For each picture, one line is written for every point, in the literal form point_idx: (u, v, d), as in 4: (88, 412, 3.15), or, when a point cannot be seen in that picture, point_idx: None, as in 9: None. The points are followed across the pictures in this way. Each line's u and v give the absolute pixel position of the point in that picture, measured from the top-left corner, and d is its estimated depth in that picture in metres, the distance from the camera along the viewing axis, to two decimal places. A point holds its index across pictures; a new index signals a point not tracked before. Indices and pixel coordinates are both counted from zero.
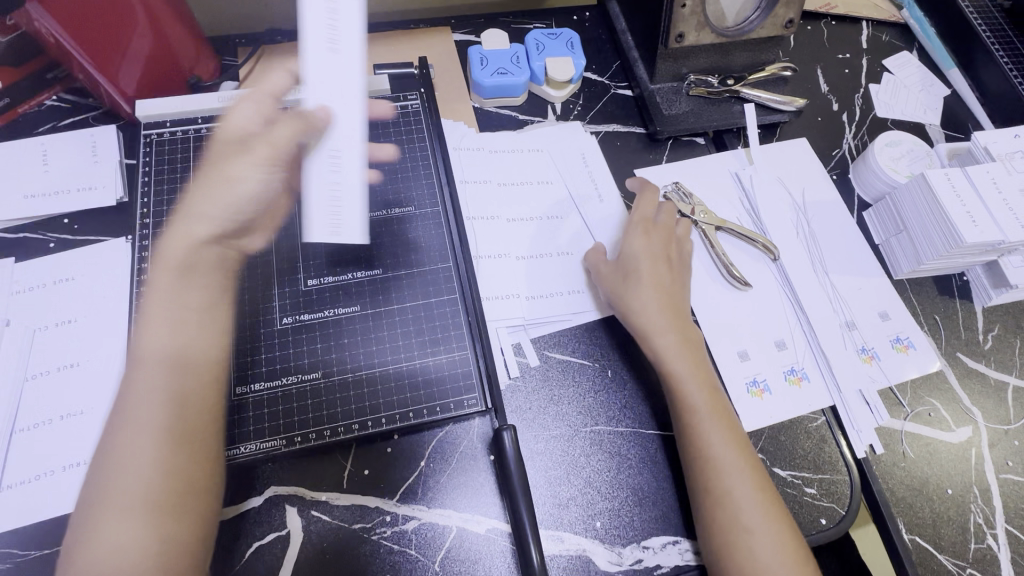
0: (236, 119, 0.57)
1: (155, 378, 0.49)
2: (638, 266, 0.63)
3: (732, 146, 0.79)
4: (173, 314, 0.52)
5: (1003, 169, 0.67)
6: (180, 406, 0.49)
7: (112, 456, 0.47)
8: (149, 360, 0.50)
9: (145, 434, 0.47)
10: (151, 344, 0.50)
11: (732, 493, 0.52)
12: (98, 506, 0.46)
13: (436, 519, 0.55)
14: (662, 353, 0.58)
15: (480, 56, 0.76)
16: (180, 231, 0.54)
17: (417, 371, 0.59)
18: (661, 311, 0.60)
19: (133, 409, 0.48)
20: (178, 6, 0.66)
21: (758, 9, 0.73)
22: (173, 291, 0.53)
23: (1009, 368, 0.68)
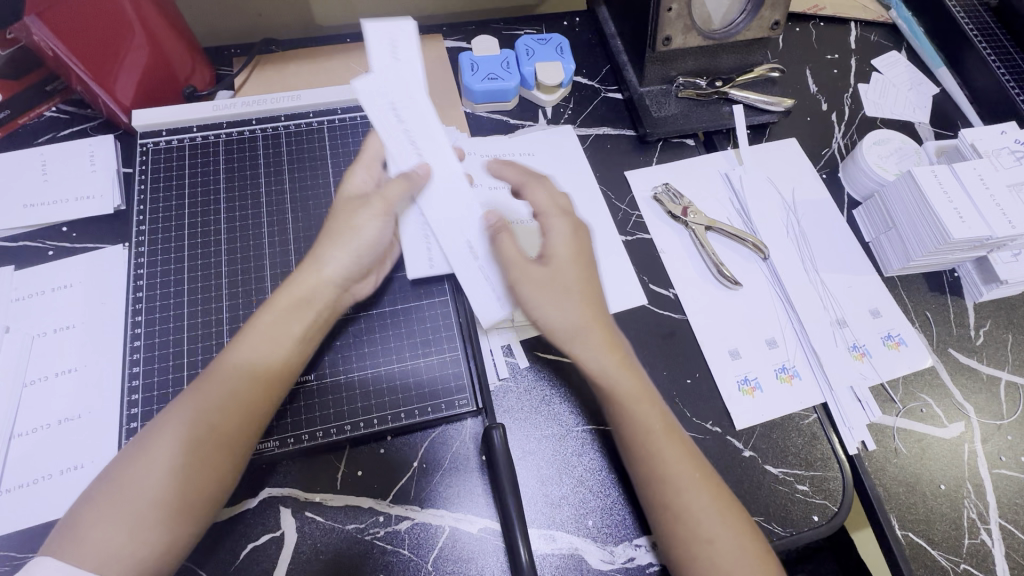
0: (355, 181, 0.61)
1: (215, 392, 0.50)
2: (563, 270, 0.58)
3: (722, 147, 0.79)
4: (256, 342, 0.53)
5: (990, 165, 0.67)
6: (224, 433, 0.49)
7: (144, 455, 0.48)
8: (224, 378, 0.51)
9: (178, 448, 0.48)
10: (232, 363, 0.52)
11: (691, 507, 0.52)
12: (109, 499, 0.46)
13: (429, 519, 0.55)
14: (594, 368, 0.56)
15: (471, 62, 0.77)
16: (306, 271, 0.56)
17: (409, 373, 0.60)
18: (589, 319, 0.57)
19: (183, 420, 0.49)
20: (174, 21, 0.67)
21: (743, 11, 0.74)
22: (266, 320, 0.54)
23: (1001, 363, 0.68)
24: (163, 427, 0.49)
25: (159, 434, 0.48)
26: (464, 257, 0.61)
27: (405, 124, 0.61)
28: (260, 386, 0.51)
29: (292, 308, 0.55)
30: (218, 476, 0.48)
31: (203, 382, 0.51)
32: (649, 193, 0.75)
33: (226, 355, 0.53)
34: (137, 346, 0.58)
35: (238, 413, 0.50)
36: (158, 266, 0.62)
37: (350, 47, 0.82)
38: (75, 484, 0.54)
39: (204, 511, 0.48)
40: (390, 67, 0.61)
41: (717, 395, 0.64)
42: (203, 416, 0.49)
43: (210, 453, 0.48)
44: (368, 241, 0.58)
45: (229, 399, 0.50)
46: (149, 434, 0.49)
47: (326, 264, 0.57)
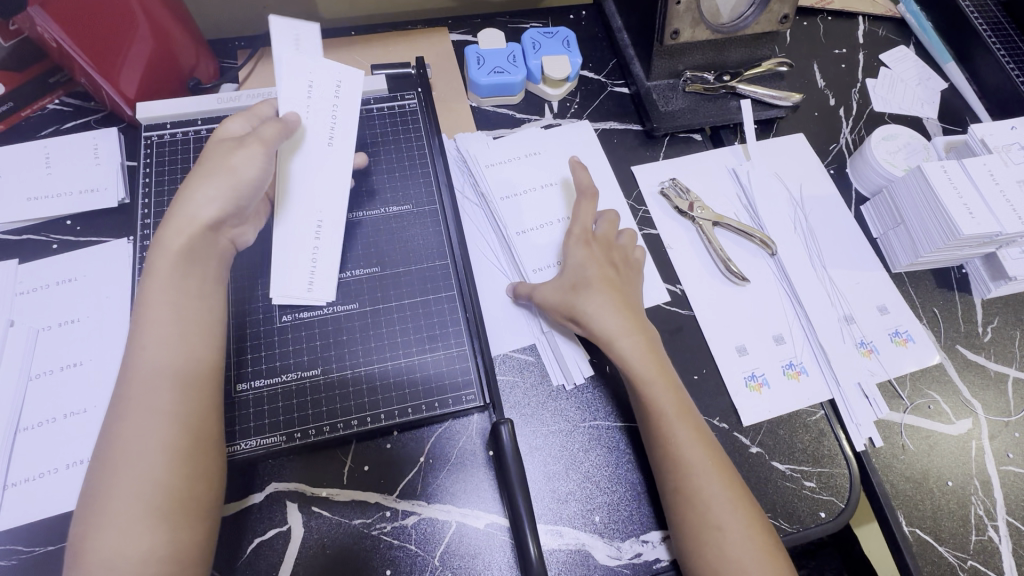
0: (228, 129, 0.57)
1: (162, 388, 0.48)
2: (586, 274, 0.60)
3: (729, 142, 0.79)
4: (161, 317, 0.50)
5: (1000, 161, 0.67)
6: (184, 413, 0.48)
7: (114, 466, 0.46)
8: (147, 365, 0.49)
9: (147, 449, 0.46)
10: (149, 346, 0.49)
11: (703, 493, 0.51)
12: (95, 513, 0.45)
13: (436, 514, 0.55)
14: (629, 358, 0.57)
15: (477, 56, 0.76)
16: (185, 216, 0.53)
17: (414, 368, 0.59)
18: (618, 312, 0.58)
19: (134, 422, 0.47)
20: (176, 8, 0.66)
21: (753, 5, 0.73)
22: (167, 294, 0.51)
23: (1009, 360, 0.68)
24: (118, 435, 0.47)
25: (122, 440, 0.46)
26: (308, 227, 0.60)
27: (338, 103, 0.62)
28: (193, 359, 0.51)
29: (198, 274, 0.53)
30: (200, 453, 0.48)
31: (129, 376, 0.49)
32: (656, 188, 0.74)
33: (134, 343, 0.50)
34: None
35: (186, 391, 0.49)
36: None
37: (355, 40, 0.82)
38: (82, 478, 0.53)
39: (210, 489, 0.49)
40: (296, 62, 0.60)
41: (724, 391, 0.64)
42: (150, 407, 0.47)
43: (181, 435, 0.47)
44: (247, 181, 0.55)
45: (174, 384, 0.49)
46: (107, 444, 0.47)
47: (197, 192, 0.53)
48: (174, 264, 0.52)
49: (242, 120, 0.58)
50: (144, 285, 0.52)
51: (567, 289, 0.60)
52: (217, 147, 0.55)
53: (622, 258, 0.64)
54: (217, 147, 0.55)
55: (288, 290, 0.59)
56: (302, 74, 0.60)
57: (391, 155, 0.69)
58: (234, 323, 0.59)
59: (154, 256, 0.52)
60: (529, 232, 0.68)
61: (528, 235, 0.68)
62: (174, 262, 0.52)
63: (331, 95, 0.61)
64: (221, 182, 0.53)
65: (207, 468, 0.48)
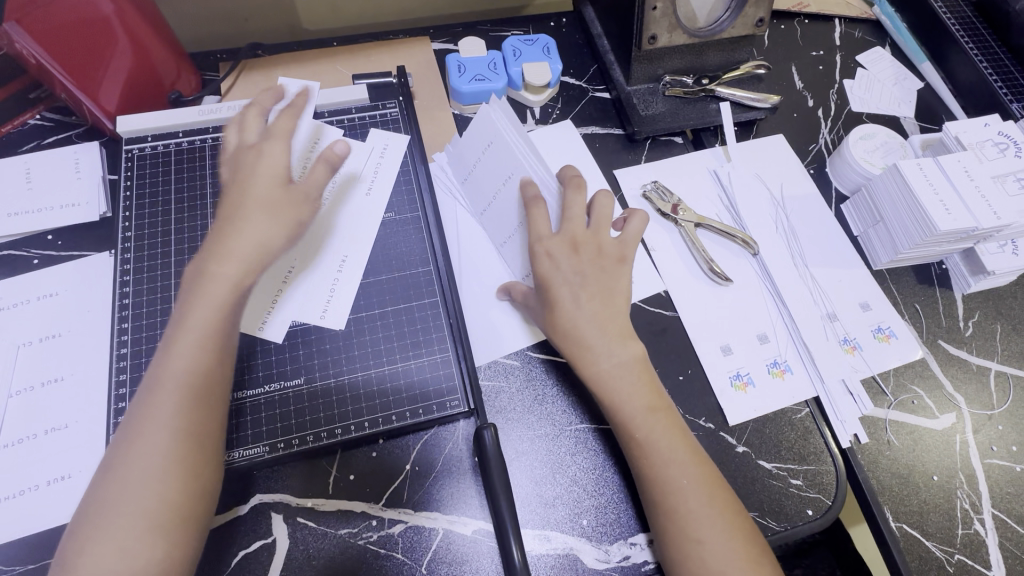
0: (271, 159, 0.55)
1: (180, 399, 0.48)
2: (556, 287, 0.57)
3: (710, 145, 0.80)
4: (193, 332, 0.50)
5: (974, 158, 0.68)
6: (194, 428, 0.48)
7: (122, 471, 0.46)
8: (170, 376, 0.48)
9: (156, 458, 0.46)
10: (177, 361, 0.49)
11: (685, 506, 0.51)
12: (95, 518, 0.45)
13: (423, 522, 0.55)
14: (600, 378, 0.56)
15: (458, 64, 0.77)
16: (244, 242, 0.52)
17: (399, 375, 0.59)
18: (599, 327, 0.57)
19: (147, 431, 0.46)
20: (156, 24, 0.66)
21: (728, 9, 0.74)
22: (205, 311, 0.50)
23: (991, 353, 0.69)
24: (129, 443, 0.46)
25: (128, 449, 0.46)
26: (279, 271, 0.62)
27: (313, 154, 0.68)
28: (215, 379, 0.50)
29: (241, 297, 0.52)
30: (193, 473, 0.47)
31: (152, 385, 0.48)
32: (638, 191, 0.75)
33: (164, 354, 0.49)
34: (124, 353, 0.57)
35: (200, 406, 0.48)
36: (144, 271, 0.61)
37: (336, 49, 0.82)
38: (65, 495, 0.53)
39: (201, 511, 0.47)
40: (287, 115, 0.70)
41: (709, 391, 0.64)
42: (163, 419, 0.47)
43: (183, 451, 0.47)
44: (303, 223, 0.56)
45: (191, 396, 0.48)
46: (115, 452, 0.47)
47: (249, 220, 0.53)
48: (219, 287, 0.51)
49: (280, 144, 0.56)
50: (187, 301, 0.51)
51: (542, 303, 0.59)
52: (256, 178, 0.54)
53: (596, 251, 0.59)
54: (261, 183, 0.54)
55: (259, 317, 0.59)
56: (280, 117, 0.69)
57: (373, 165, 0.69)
58: None
59: (196, 269, 0.52)
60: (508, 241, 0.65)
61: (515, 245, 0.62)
62: (217, 282, 0.51)
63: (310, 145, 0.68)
64: (276, 219, 0.54)
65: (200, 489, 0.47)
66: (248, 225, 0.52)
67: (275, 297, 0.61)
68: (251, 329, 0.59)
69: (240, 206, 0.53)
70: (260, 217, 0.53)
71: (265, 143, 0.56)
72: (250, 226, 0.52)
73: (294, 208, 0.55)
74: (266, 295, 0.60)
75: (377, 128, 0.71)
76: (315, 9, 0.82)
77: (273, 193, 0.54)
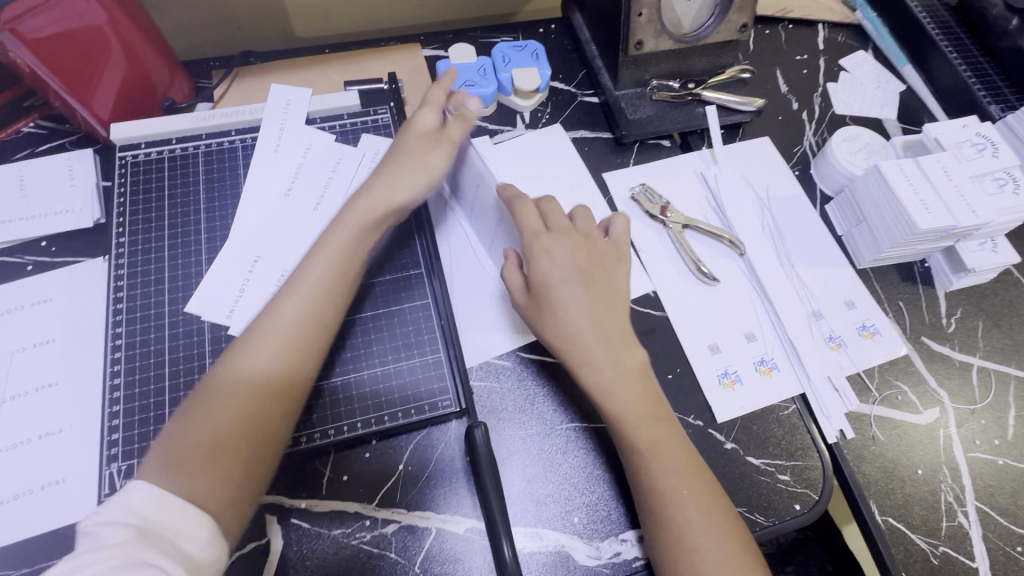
0: (423, 121, 0.64)
1: (265, 379, 0.51)
2: (557, 291, 0.58)
3: (697, 147, 0.81)
4: (284, 325, 0.53)
5: (953, 158, 0.69)
6: (267, 411, 0.50)
7: (195, 433, 0.48)
8: (256, 364, 0.51)
9: (227, 430, 0.49)
10: (263, 349, 0.52)
11: (681, 516, 0.51)
12: (161, 465, 0.47)
13: (416, 521, 0.56)
14: (604, 391, 0.56)
15: (448, 70, 0.78)
16: (390, 195, 0.60)
17: (391, 376, 0.60)
18: (598, 335, 0.57)
19: (226, 402, 0.50)
20: (150, 33, 0.67)
21: (713, 15, 0.76)
22: (300, 306, 0.54)
23: (973, 349, 0.70)
24: (208, 408, 0.49)
25: (206, 413, 0.49)
26: (272, 275, 0.62)
27: (304, 161, 0.69)
28: (293, 374, 0.52)
29: (333, 301, 0.56)
30: (245, 459, 0.49)
31: (242, 358, 0.52)
32: (627, 194, 0.76)
33: (251, 339, 0.53)
34: (118, 357, 0.58)
35: (281, 388, 0.51)
36: (138, 275, 0.62)
37: (328, 56, 0.83)
38: (59, 499, 0.53)
39: (244, 497, 0.48)
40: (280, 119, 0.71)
41: (698, 389, 0.65)
42: (239, 398, 0.50)
43: (246, 435, 0.49)
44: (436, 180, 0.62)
45: (277, 377, 0.51)
46: (193, 413, 0.49)
47: (400, 175, 0.61)
48: (317, 284, 0.55)
49: (432, 111, 0.65)
50: (282, 295, 0.55)
51: (540, 307, 0.58)
52: (414, 148, 0.62)
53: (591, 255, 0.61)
54: (411, 136, 0.63)
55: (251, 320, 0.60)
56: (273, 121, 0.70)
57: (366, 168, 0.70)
58: (208, 340, 0.59)
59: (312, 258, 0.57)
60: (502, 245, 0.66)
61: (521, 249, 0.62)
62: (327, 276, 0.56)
63: (301, 153, 0.69)
64: (417, 176, 0.61)
65: (250, 475, 0.49)
66: (399, 179, 0.61)
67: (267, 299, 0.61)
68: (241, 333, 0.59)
69: (393, 167, 0.61)
70: (410, 180, 0.61)
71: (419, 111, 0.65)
72: (397, 186, 0.61)
73: (435, 163, 0.62)
74: (258, 300, 0.61)
75: (368, 133, 0.72)
76: (307, 16, 0.83)
77: (420, 159, 0.62)
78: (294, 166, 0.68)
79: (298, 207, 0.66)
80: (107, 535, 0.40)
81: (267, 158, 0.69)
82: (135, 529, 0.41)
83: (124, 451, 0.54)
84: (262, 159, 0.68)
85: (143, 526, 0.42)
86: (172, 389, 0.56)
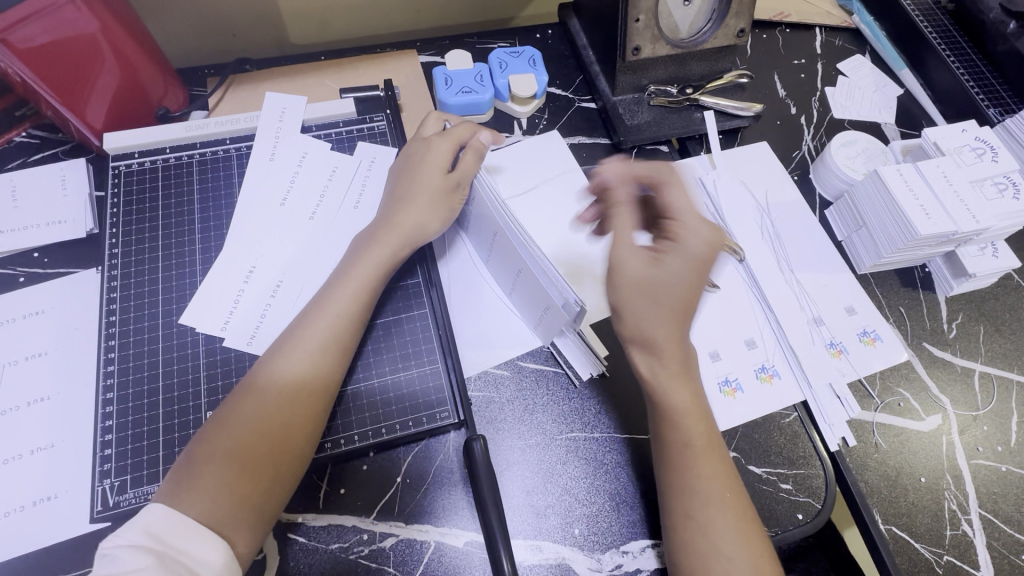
0: (438, 150, 0.62)
1: (287, 399, 0.51)
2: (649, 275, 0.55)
3: (695, 153, 0.80)
4: (308, 346, 0.54)
5: (952, 163, 0.69)
6: (292, 429, 0.51)
7: (218, 449, 0.49)
8: (282, 381, 0.52)
9: (251, 446, 0.49)
10: (286, 369, 0.52)
11: (708, 519, 0.51)
12: (183, 481, 0.47)
13: (414, 535, 0.55)
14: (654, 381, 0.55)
15: (445, 76, 0.77)
16: (407, 225, 0.60)
17: (389, 387, 0.60)
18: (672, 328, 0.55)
19: (251, 420, 0.50)
20: (143, 41, 0.66)
21: (710, 20, 0.76)
22: (324, 328, 0.54)
23: (975, 354, 0.70)
24: (232, 425, 0.50)
25: (229, 430, 0.50)
26: (268, 285, 0.62)
27: (300, 170, 0.68)
28: (316, 391, 0.53)
29: (354, 322, 0.56)
30: (268, 476, 0.49)
31: (265, 378, 0.52)
32: None
33: (276, 358, 0.53)
34: (111, 370, 0.57)
35: (304, 408, 0.52)
36: (132, 287, 0.61)
37: (324, 63, 0.82)
38: (51, 516, 0.52)
39: (258, 518, 0.48)
40: (275, 126, 0.70)
41: None
42: (260, 418, 0.50)
43: (265, 454, 0.49)
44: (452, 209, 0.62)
45: (299, 398, 0.52)
46: (215, 430, 0.50)
47: (415, 206, 0.60)
48: (340, 307, 0.56)
49: (449, 141, 0.62)
50: (305, 316, 0.56)
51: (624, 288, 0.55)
52: (432, 166, 0.61)
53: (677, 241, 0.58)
54: (427, 169, 0.61)
55: (246, 332, 0.59)
56: (268, 129, 0.70)
57: (360, 177, 0.69)
58: (203, 353, 0.58)
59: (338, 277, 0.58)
60: (500, 264, 0.63)
61: (523, 277, 0.59)
62: (350, 295, 0.56)
63: (296, 162, 0.68)
64: (432, 203, 0.61)
65: (264, 498, 0.49)
66: (410, 213, 0.60)
67: (264, 309, 0.60)
68: (235, 343, 0.58)
69: (411, 190, 0.61)
70: (429, 203, 0.60)
71: (434, 139, 0.63)
72: (416, 209, 0.60)
73: (451, 198, 0.61)
74: (253, 311, 0.60)
75: (365, 141, 0.71)
76: (302, 23, 0.83)
77: (435, 182, 0.61)
78: (288, 175, 0.68)
79: (292, 218, 0.66)
80: (127, 559, 0.42)
81: (263, 167, 0.68)
82: (154, 553, 0.43)
83: (117, 467, 0.53)
84: (257, 169, 0.68)
85: (163, 550, 0.43)
86: (166, 403, 0.56)
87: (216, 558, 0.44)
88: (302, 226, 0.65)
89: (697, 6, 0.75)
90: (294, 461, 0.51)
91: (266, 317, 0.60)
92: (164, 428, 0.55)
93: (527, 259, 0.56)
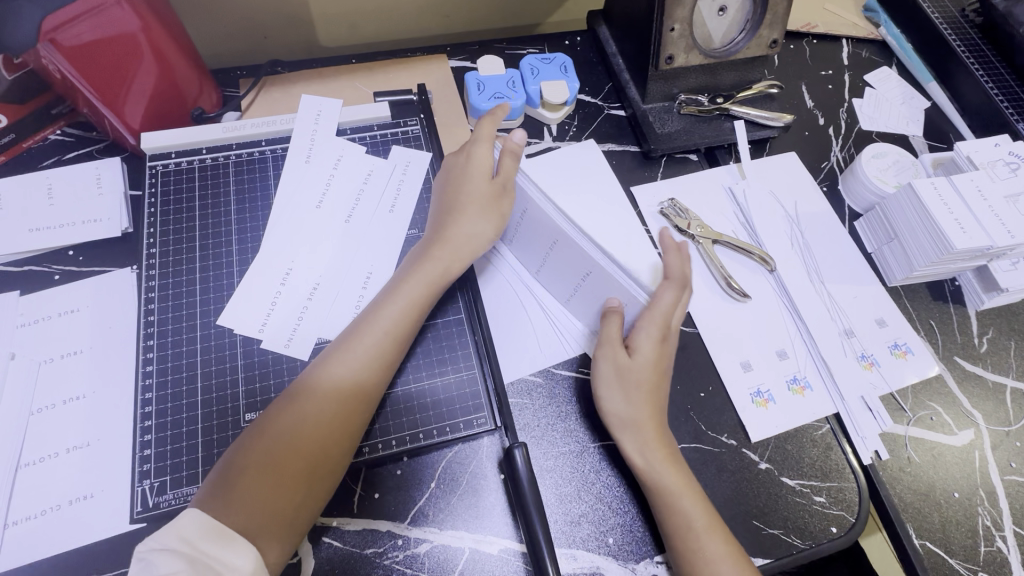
0: (479, 158, 0.62)
1: (332, 406, 0.51)
2: (636, 373, 0.58)
3: (725, 162, 0.81)
4: (356, 357, 0.54)
5: (987, 177, 0.69)
6: (334, 438, 0.51)
7: (263, 452, 0.49)
8: (330, 388, 0.52)
9: (294, 452, 0.49)
10: (328, 379, 0.53)
11: None
12: (227, 482, 0.48)
13: (448, 541, 0.55)
14: (648, 467, 0.55)
15: (477, 82, 0.77)
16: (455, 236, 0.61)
17: (425, 393, 0.60)
18: (643, 422, 0.56)
19: (296, 426, 0.50)
20: (184, 46, 0.67)
21: (743, 31, 0.76)
22: (371, 339, 0.55)
23: (1006, 369, 0.69)
24: (277, 430, 0.50)
25: (274, 435, 0.50)
26: (305, 289, 0.62)
27: (333, 174, 0.68)
28: (360, 403, 0.53)
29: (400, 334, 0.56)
30: (307, 484, 0.49)
31: (312, 385, 0.52)
32: (655, 208, 0.76)
33: (317, 367, 0.54)
34: (149, 371, 0.57)
35: (347, 416, 0.52)
36: (169, 287, 0.61)
37: (355, 67, 0.82)
38: (88, 515, 0.52)
39: (292, 529, 0.48)
40: (310, 130, 0.70)
41: (730, 407, 0.64)
42: (298, 426, 0.50)
43: (306, 462, 0.49)
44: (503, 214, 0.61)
45: (344, 408, 0.52)
46: (260, 435, 0.50)
47: (465, 219, 0.61)
48: (389, 318, 0.56)
49: (485, 147, 0.62)
50: (354, 327, 0.56)
51: (616, 372, 0.58)
52: (477, 178, 0.61)
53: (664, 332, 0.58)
54: (472, 178, 0.61)
55: (282, 333, 0.59)
56: (303, 132, 0.70)
57: (395, 180, 0.69)
58: (240, 354, 0.58)
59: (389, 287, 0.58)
60: (556, 273, 0.64)
61: (591, 279, 0.60)
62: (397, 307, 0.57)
63: (330, 167, 0.69)
64: (479, 213, 0.61)
65: (300, 507, 0.49)
66: (461, 225, 0.61)
67: (302, 311, 0.61)
68: (271, 345, 0.59)
69: (458, 204, 0.61)
70: (471, 213, 0.61)
71: (474, 148, 0.63)
72: (467, 221, 0.61)
73: (500, 204, 0.61)
74: (290, 312, 0.60)
75: (398, 145, 0.72)
76: (334, 26, 0.83)
77: (484, 190, 0.61)
78: (323, 179, 0.68)
79: (327, 221, 0.66)
80: (160, 565, 0.42)
81: (299, 170, 0.68)
82: (187, 559, 0.43)
83: (156, 468, 0.53)
84: (292, 172, 0.68)
85: (195, 555, 0.43)
86: (205, 405, 0.56)
87: (246, 565, 0.44)
88: (336, 229, 0.65)
89: (731, 17, 0.75)
90: (330, 469, 0.50)
91: (303, 319, 0.60)
92: (203, 429, 0.55)
93: (598, 260, 0.57)
